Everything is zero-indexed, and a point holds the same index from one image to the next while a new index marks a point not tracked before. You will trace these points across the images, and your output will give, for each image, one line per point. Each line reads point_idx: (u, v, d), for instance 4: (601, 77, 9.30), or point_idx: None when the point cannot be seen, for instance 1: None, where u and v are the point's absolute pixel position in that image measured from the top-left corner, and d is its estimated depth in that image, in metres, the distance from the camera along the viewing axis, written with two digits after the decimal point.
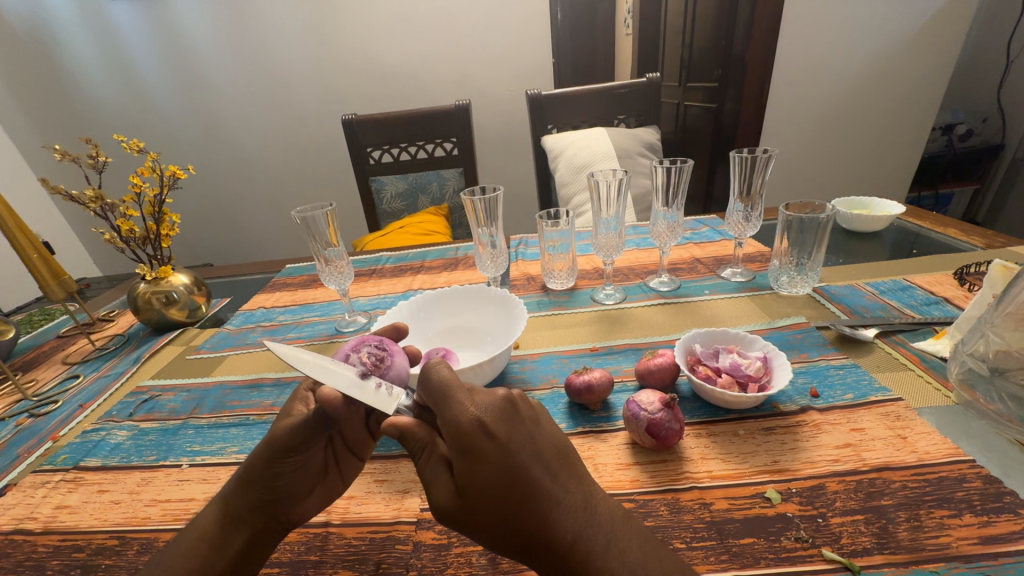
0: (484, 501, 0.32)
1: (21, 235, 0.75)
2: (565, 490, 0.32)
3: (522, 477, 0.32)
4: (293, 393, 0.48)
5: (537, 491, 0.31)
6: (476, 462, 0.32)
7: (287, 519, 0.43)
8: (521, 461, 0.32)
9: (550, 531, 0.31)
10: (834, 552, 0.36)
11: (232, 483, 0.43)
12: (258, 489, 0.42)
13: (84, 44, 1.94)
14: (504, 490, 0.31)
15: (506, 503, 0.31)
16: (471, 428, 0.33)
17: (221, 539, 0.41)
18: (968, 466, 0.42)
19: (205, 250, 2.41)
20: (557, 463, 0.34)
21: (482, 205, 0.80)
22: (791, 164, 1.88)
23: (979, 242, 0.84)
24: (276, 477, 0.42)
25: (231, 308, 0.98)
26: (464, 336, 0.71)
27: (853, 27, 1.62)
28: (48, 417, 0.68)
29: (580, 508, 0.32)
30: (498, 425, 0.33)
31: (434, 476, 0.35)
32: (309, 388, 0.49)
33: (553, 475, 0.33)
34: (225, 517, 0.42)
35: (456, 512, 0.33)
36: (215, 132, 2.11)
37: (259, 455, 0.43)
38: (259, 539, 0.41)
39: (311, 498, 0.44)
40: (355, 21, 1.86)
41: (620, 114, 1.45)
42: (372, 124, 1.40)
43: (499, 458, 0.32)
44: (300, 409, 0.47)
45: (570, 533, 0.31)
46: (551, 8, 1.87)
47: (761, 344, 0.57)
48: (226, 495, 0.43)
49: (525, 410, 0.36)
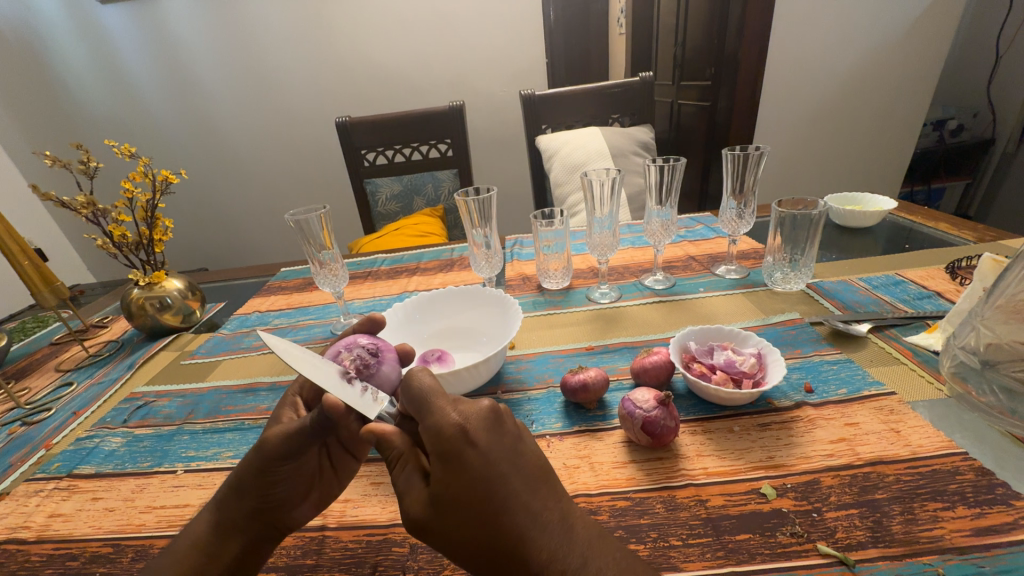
0: (460, 513, 0.32)
1: (12, 241, 0.74)
2: (544, 505, 0.32)
3: (502, 488, 0.32)
4: (282, 398, 0.49)
5: (516, 503, 0.32)
6: (455, 471, 0.32)
7: (282, 523, 0.43)
8: (501, 474, 0.32)
9: (525, 546, 0.31)
10: (829, 546, 0.37)
11: (223, 491, 0.43)
12: (249, 497, 0.42)
13: (75, 50, 1.93)
14: (482, 501, 0.31)
15: (482, 515, 0.31)
16: (453, 436, 0.33)
17: (216, 547, 0.41)
18: (960, 458, 0.42)
19: (200, 255, 2.41)
20: (537, 478, 0.33)
21: (476, 205, 0.80)
22: (785, 161, 1.90)
23: (970, 236, 0.84)
24: (267, 486, 0.42)
25: (226, 313, 0.98)
26: (459, 337, 0.71)
27: (844, 25, 1.63)
28: (41, 425, 0.67)
29: (558, 524, 0.32)
30: (480, 434, 0.33)
31: (410, 486, 0.35)
32: (297, 393, 0.50)
33: (533, 487, 0.33)
34: (220, 524, 0.42)
35: (430, 523, 0.33)
36: (209, 137, 2.10)
37: (247, 465, 0.42)
38: (255, 545, 0.41)
39: (307, 502, 0.44)
40: (348, 23, 1.85)
41: (614, 113, 1.45)
42: (367, 126, 1.40)
43: (479, 469, 0.32)
44: (290, 415, 0.47)
45: (547, 550, 0.30)
46: (544, 9, 1.87)
47: (756, 340, 0.57)
48: (218, 504, 0.43)
49: (509, 422, 0.35)
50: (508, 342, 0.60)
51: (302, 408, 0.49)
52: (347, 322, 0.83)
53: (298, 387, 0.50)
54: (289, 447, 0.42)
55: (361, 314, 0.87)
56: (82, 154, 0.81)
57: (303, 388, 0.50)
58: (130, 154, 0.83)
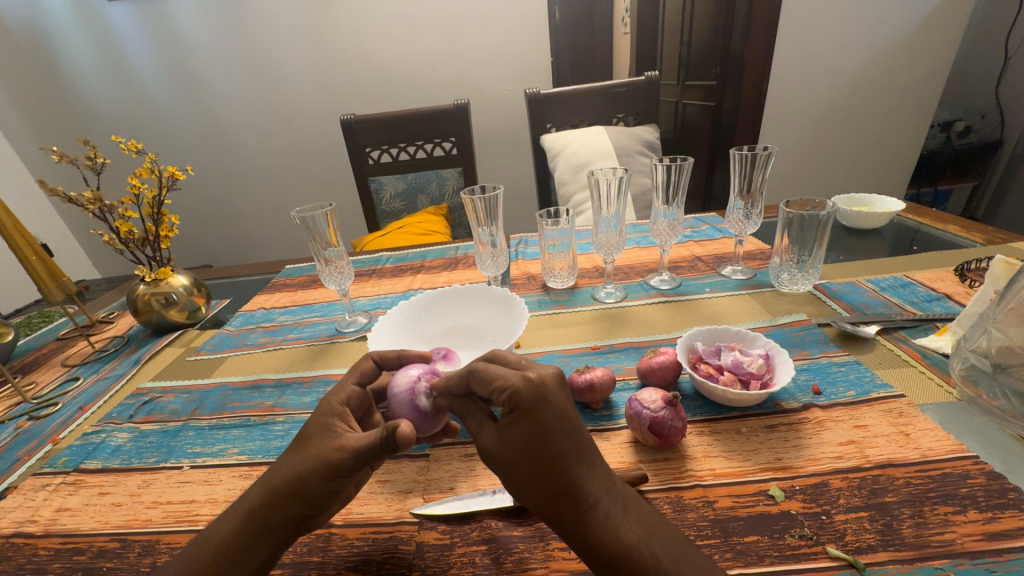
0: (525, 460, 0.35)
1: (19, 236, 0.74)
2: (590, 470, 0.35)
3: (558, 438, 0.34)
4: (329, 408, 0.45)
5: (563, 461, 0.34)
6: (526, 424, 0.34)
7: (306, 530, 0.42)
8: (566, 433, 0.34)
9: (573, 494, 0.34)
10: (838, 549, 0.36)
11: (263, 493, 0.40)
12: (297, 502, 0.40)
13: (81, 47, 1.93)
14: (549, 455, 0.34)
15: (548, 469, 0.34)
16: (528, 392, 0.35)
17: (247, 549, 0.39)
18: (971, 462, 0.42)
19: (205, 251, 2.41)
20: (584, 444, 0.35)
21: (482, 204, 0.80)
22: (791, 162, 1.89)
23: (979, 238, 0.84)
24: (320, 494, 0.40)
25: (231, 309, 0.98)
26: (465, 335, 0.71)
27: (851, 26, 1.62)
28: (48, 420, 0.68)
29: (603, 482, 0.34)
30: (552, 393, 0.35)
31: (482, 429, 0.38)
32: (344, 405, 0.46)
33: (588, 458, 0.35)
34: (251, 526, 0.39)
35: (499, 459, 0.36)
36: (214, 135, 2.10)
37: (310, 468, 0.40)
38: (278, 552, 0.40)
39: (331, 511, 0.43)
40: (354, 20, 1.85)
41: (618, 112, 1.45)
42: (372, 124, 1.40)
43: (548, 428, 0.34)
44: (341, 427, 0.44)
45: (593, 497, 0.34)
46: (550, 7, 1.87)
47: (763, 341, 0.57)
48: (258, 501, 0.40)
49: (557, 394, 0.35)
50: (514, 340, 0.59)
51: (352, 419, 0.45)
52: (352, 320, 0.83)
53: (345, 397, 0.47)
54: (356, 463, 0.40)
55: (366, 311, 0.87)
56: (88, 150, 0.80)
57: (349, 399, 0.47)
58: (136, 149, 0.82)
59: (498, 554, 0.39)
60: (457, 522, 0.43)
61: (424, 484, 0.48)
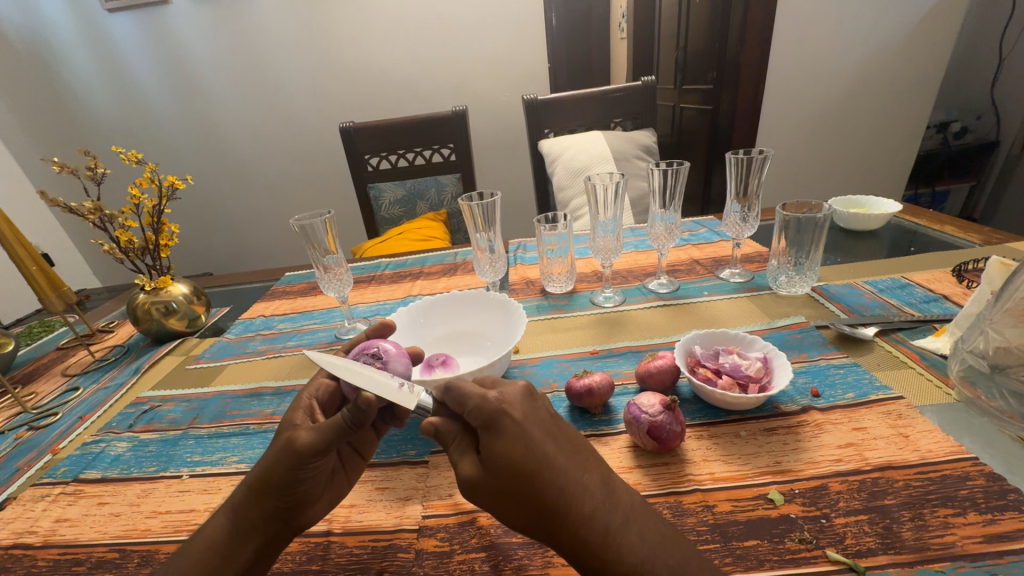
0: (510, 480, 0.33)
1: (19, 245, 0.74)
2: (581, 476, 0.33)
3: (545, 461, 0.33)
4: (295, 402, 0.47)
5: (550, 466, 0.33)
6: (493, 447, 0.34)
7: (295, 525, 0.42)
8: (547, 440, 0.34)
9: (574, 510, 0.32)
10: (838, 553, 0.36)
11: (241, 491, 0.41)
12: (273, 498, 0.41)
13: (81, 58, 1.95)
14: (533, 471, 0.33)
15: (527, 484, 0.32)
16: (491, 409, 0.35)
17: (233, 548, 0.40)
18: (970, 464, 0.41)
19: (206, 260, 2.42)
20: (571, 447, 0.35)
21: (480, 210, 0.81)
22: (789, 164, 1.90)
23: (976, 239, 0.84)
24: (292, 486, 0.41)
25: (231, 318, 0.98)
26: (463, 342, 0.71)
27: (844, 29, 1.63)
28: (48, 429, 0.68)
29: (601, 487, 0.33)
30: (516, 407, 0.36)
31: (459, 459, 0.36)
32: (312, 397, 0.48)
33: (574, 452, 0.35)
34: (232, 526, 0.40)
35: (478, 489, 0.35)
36: (213, 144, 2.12)
37: (272, 464, 0.40)
38: (269, 546, 0.41)
39: (320, 502, 0.44)
40: (352, 28, 1.86)
41: (616, 116, 1.45)
42: (370, 131, 1.41)
43: (521, 439, 0.34)
44: (304, 420, 0.45)
45: (589, 506, 0.32)
46: (546, 13, 1.88)
47: (761, 344, 0.57)
48: (236, 500, 0.41)
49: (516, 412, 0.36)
50: (513, 346, 0.60)
51: (318, 412, 0.47)
52: (351, 326, 0.83)
53: (313, 390, 0.48)
54: (317, 448, 0.41)
55: (365, 318, 0.88)
56: (89, 160, 0.81)
57: (318, 390, 0.48)
58: (137, 159, 0.82)
59: (497, 560, 0.39)
60: (457, 529, 0.42)
61: (423, 491, 0.48)
